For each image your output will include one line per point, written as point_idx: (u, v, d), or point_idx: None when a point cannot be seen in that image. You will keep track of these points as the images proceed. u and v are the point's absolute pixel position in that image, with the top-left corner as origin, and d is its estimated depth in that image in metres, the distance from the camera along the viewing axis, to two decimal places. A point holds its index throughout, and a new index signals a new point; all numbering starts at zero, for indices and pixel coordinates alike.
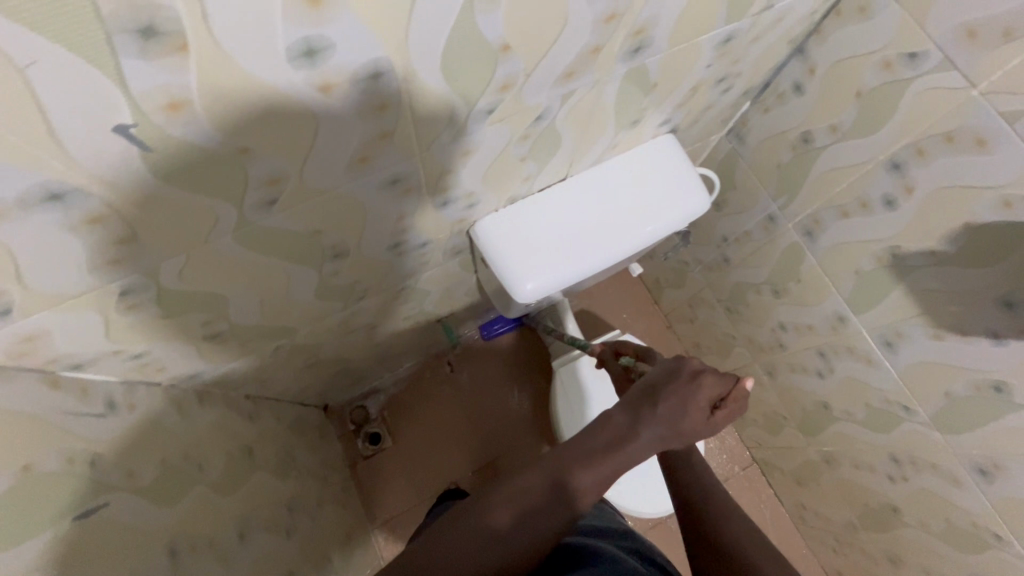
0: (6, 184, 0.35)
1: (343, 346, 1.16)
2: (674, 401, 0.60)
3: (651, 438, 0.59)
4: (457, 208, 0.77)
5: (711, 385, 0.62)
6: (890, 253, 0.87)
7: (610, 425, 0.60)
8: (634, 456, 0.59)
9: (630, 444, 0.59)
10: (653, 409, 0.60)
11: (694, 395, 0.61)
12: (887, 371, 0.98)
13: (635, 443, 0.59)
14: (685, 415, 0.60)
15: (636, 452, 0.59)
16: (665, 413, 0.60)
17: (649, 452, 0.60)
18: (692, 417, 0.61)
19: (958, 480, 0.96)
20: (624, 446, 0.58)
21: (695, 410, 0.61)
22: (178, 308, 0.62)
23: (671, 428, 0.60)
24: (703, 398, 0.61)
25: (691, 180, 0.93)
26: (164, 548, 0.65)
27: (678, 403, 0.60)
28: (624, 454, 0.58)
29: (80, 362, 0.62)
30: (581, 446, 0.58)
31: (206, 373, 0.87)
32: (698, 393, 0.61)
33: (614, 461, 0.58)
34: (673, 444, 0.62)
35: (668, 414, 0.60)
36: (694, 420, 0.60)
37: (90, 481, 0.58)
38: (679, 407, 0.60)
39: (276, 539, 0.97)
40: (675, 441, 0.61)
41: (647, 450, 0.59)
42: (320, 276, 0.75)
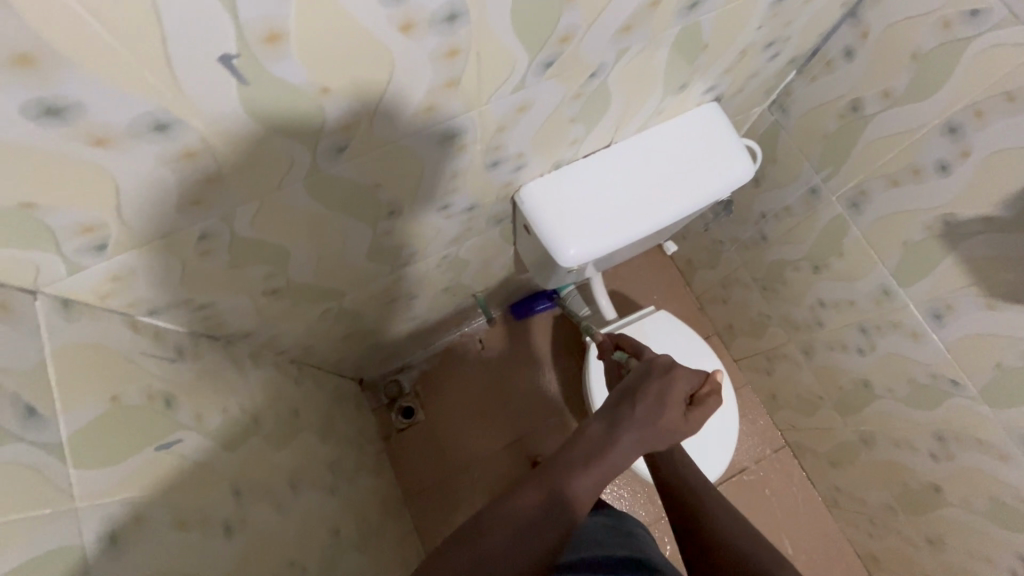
0: (121, 109, 0.37)
1: (382, 316, 1.19)
2: (651, 400, 0.67)
3: (635, 438, 0.64)
4: (506, 169, 0.78)
5: (685, 377, 0.69)
6: (942, 221, 0.85)
7: (588, 434, 0.65)
8: (620, 460, 0.63)
9: (614, 446, 0.63)
10: (630, 411, 0.66)
11: (670, 390, 0.68)
12: (933, 345, 0.97)
13: (619, 445, 0.63)
14: (663, 410, 0.67)
15: (621, 457, 0.63)
16: (641, 412, 0.66)
17: (635, 457, 0.65)
18: (672, 414, 0.67)
19: (1005, 455, 0.94)
20: (605, 453, 0.62)
21: (673, 406, 0.67)
22: (245, 258, 0.65)
23: (652, 426, 0.66)
24: (679, 392, 0.68)
25: (735, 149, 0.93)
26: (229, 487, 0.68)
27: (654, 401, 0.67)
28: (604, 459, 0.62)
29: (156, 308, 0.66)
30: (567, 458, 0.62)
31: (260, 332, 0.91)
32: (671, 390, 0.68)
33: (602, 467, 0.61)
34: (656, 446, 0.67)
35: (647, 412, 0.66)
36: (673, 416, 0.67)
37: (167, 417, 0.62)
38: (657, 403, 0.67)
39: (323, 495, 1.01)
40: (658, 439, 0.67)
41: (631, 452, 0.64)
42: (373, 236, 0.78)
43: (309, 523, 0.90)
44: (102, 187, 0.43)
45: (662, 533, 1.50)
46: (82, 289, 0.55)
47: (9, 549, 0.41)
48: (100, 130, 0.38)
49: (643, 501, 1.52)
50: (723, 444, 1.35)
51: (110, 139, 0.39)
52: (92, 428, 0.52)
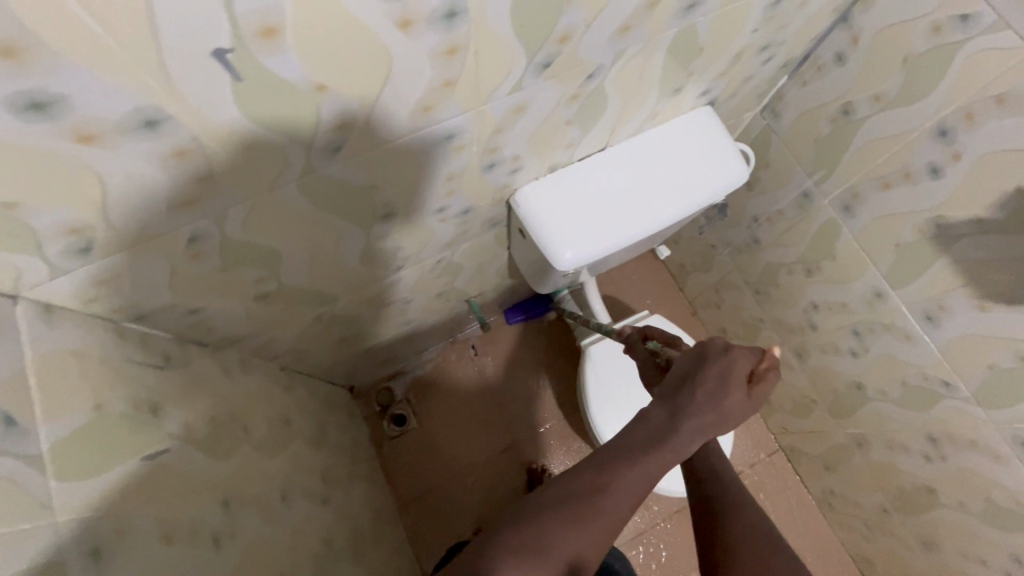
0: (110, 104, 0.36)
1: (375, 321, 1.18)
2: (711, 382, 0.62)
3: (697, 425, 0.60)
4: (502, 172, 0.77)
5: (744, 356, 0.64)
6: (933, 224, 0.86)
7: (649, 420, 0.61)
8: (681, 448, 0.59)
9: (675, 435, 0.59)
10: (691, 398, 0.61)
11: (731, 370, 0.63)
12: (925, 347, 0.97)
13: (682, 431, 0.60)
14: (726, 393, 0.62)
15: (684, 444, 0.59)
16: (704, 396, 0.61)
17: (697, 443, 0.61)
18: (734, 396, 0.62)
19: (998, 456, 0.94)
20: (666, 442, 0.59)
21: (734, 388, 0.62)
22: (236, 261, 0.64)
23: (715, 410, 0.61)
24: (739, 373, 0.63)
25: (728, 153, 0.93)
26: (217, 498, 0.66)
27: (717, 382, 0.62)
28: (665, 451, 0.58)
29: (142, 313, 0.64)
30: (620, 451, 0.58)
31: (251, 338, 0.89)
32: (732, 371, 0.63)
33: (665, 452, 0.58)
34: (718, 429, 0.63)
35: (710, 396, 0.61)
36: (737, 397, 0.62)
37: (153, 426, 0.60)
38: (720, 386, 0.62)
39: (315, 505, 0.99)
40: (720, 424, 0.62)
41: (694, 437, 0.60)
42: (367, 239, 0.76)
43: (301, 534, 0.87)
44: (88, 186, 0.42)
45: (657, 538, 1.49)
46: (65, 294, 0.53)
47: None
48: (88, 126, 0.36)
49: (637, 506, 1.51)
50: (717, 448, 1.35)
51: (97, 136, 0.38)
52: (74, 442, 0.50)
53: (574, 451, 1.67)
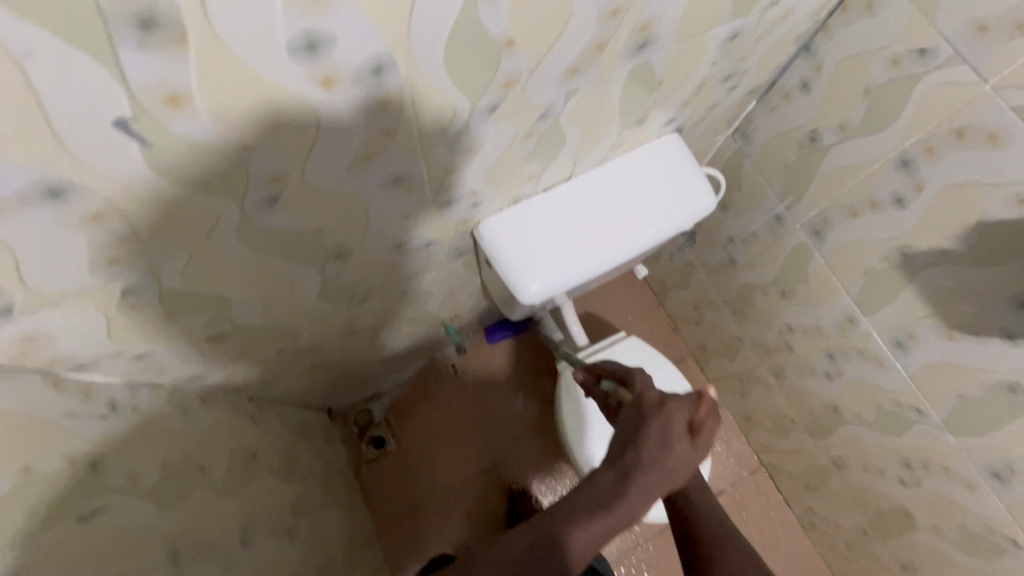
0: (6, 180, 0.34)
1: (345, 349, 1.16)
2: (650, 445, 0.60)
3: (641, 490, 0.59)
4: (462, 207, 0.76)
5: (681, 408, 0.62)
6: (900, 253, 0.86)
7: (591, 489, 0.61)
8: (630, 511, 0.59)
9: (619, 503, 0.59)
10: (630, 462, 0.60)
11: (670, 427, 0.61)
12: (897, 373, 0.97)
13: (627, 498, 0.59)
14: (670, 453, 0.60)
15: (625, 514, 0.59)
16: (647, 460, 0.60)
17: (641, 511, 0.60)
18: (676, 455, 0.60)
19: (971, 484, 0.93)
20: (610, 507, 0.59)
21: (674, 448, 0.60)
22: (179, 309, 0.62)
23: (661, 470, 0.59)
24: (677, 428, 0.61)
25: (695, 180, 0.92)
26: (164, 551, 0.64)
27: (657, 443, 0.60)
28: (609, 517, 0.59)
29: (83, 362, 0.62)
30: (563, 514, 0.60)
31: (210, 375, 0.87)
32: (670, 427, 0.61)
33: (611, 517, 0.59)
34: (670, 487, 0.61)
35: (653, 458, 0.60)
36: (679, 455, 0.60)
37: (91, 483, 0.58)
38: (661, 446, 0.60)
39: (280, 542, 0.96)
40: (671, 482, 0.61)
41: (643, 499, 0.60)
42: (323, 277, 0.75)
43: None
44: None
45: (639, 560, 1.47)
46: None
47: None
48: None
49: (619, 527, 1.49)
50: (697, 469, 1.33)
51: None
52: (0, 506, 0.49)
53: (556, 471, 1.66)
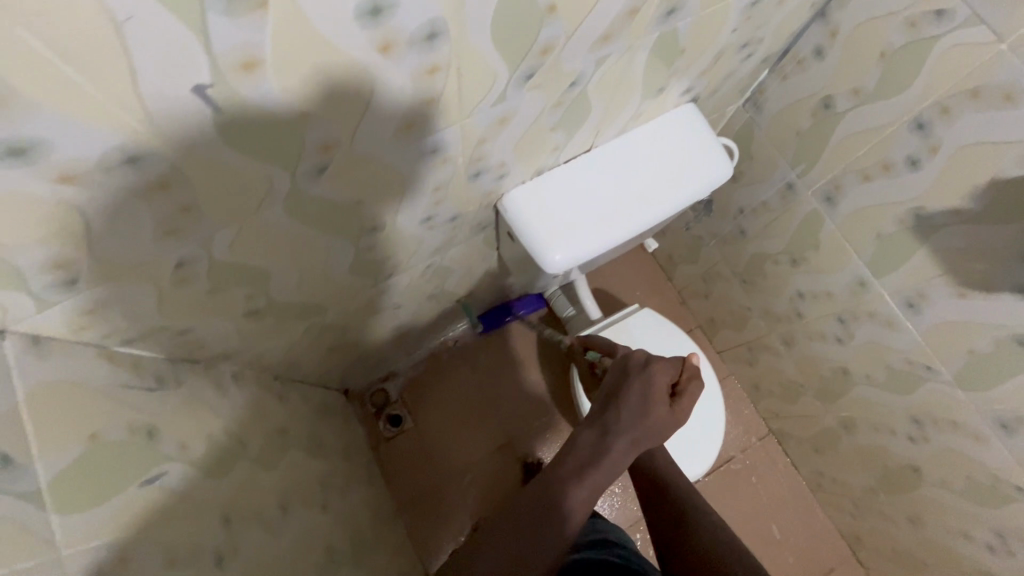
0: (90, 145, 0.36)
1: (367, 327, 1.18)
2: (633, 398, 0.79)
3: (627, 438, 0.77)
4: (489, 178, 0.77)
5: (663, 371, 0.82)
6: (914, 214, 0.88)
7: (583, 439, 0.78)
8: (618, 456, 0.77)
9: (609, 446, 0.77)
10: (618, 414, 0.79)
11: (652, 384, 0.80)
12: (909, 332, 1.00)
13: (614, 443, 0.77)
14: (649, 406, 0.79)
15: (617, 457, 0.77)
16: (628, 411, 0.79)
17: (630, 455, 0.78)
18: (656, 408, 0.79)
19: (979, 436, 0.97)
20: (606, 452, 0.76)
21: (657, 398, 0.80)
22: (224, 282, 0.63)
23: (641, 422, 0.78)
24: (658, 385, 0.80)
25: (712, 150, 0.94)
26: (218, 517, 0.67)
27: (640, 400, 0.79)
28: (604, 460, 0.76)
29: (133, 337, 0.63)
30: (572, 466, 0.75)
31: (242, 353, 0.89)
32: (652, 386, 0.80)
33: (604, 459, 0.76)
34: (649, 439, 0.79)
35: (635, 410, 0.79)
36: (658, 411, 0.79)
37: (149, 451, 0.60)
38: (642, 401, 0.79)
39: (314, 512, 0.99)
40: (649, 433, 0.79)
41: (628, 445, 0.77)
42: (356, 251, 0.76)
43: (302, 544, 0.88)
44: (70, 225, 0.41)
45: None
46: (52, 326, 0.53)
47: None
48: (68, 168, 0.36)
49: (634, 496, 1.54)
50: (711, 426, 1.36)
51: (78, 177, 0.37)
52: (72, 472, 0.50)
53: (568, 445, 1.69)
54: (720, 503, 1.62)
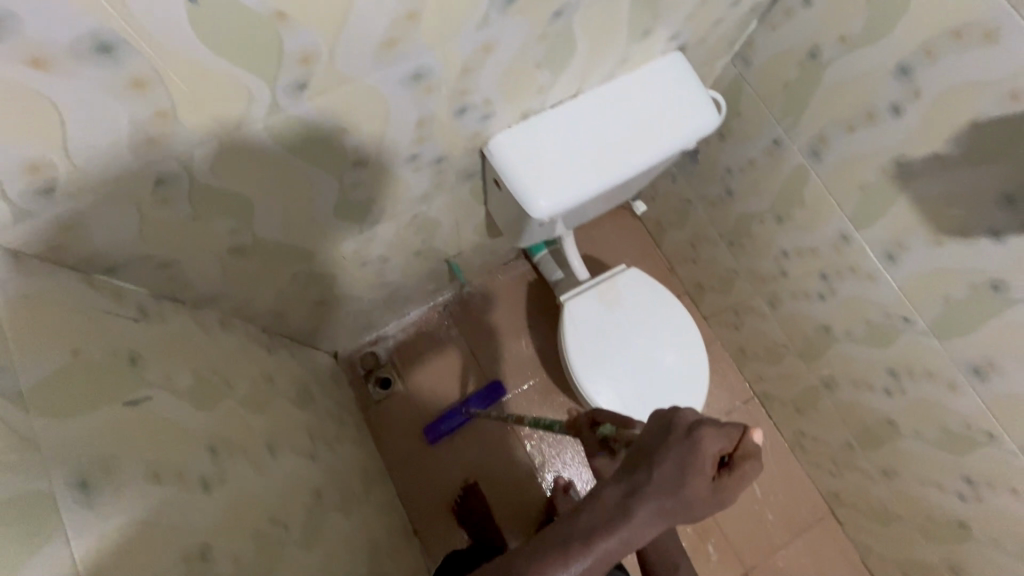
0: (61, 25, 0.37)
1: (355, 281, 1.18)
2: (673, 464, 0.62)
3: (656, 507, 0.61)
4: (474, 117, 0.77)
5: (713, 439, 0.63)
6: (895, 163, 0.89)
7: (602, 501, 0.63)
8: (640, 528, 0.60)
9: (632, 514, 0.60)
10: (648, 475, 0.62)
11: (698, 454, 0.62)
12: (888, 284, 1.02)
13: (639, 511, 0.60)
14: (689, 478, 0.61)
15: (641, 527, 0.60)
16: (660, 475, 0.62)
17: (655, 526, 0.61)
18: (698, 479, 0.62)
19: (953, 384, 0.99)
20: (626, 519, 0.60)
21: (702, 468, 0.62)
22: (205, 210, 0.63)
23: (677, 493, 0.61)
24: (706, 454, 0.62)
25: (699, 99, 0.94)
26: (203, 447, 0.68)
27: (678, 468, 0.62)
28: (624, 530, 0.60)
29: (113, 265, 0.63)
30: (577, 525, 0.61)
31: (228, 296, 0.89)
32: (698, 455, 0.62)
33: (619, 535, 0.59)
34: (679, 518, 0.62)
35: (671, 478, 0.62)
36: (701, 480, 0.61)
37: (131, 375, 0.60)
38: (682, 468, 0.62)
39: (302, 458, 1.01)
40: (682, 510, 0.62)
41: (653, 520, 0.61)
42: (340, 190, 0.76)
43: (291, 485, 0.89)
44: (46, 118, 0.42)
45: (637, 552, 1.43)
46: (31, 241, 0.53)
47: None
48: (37, 48, 0.37)
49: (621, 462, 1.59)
50: (695, 384, 1.30)
51: (49, 61, 0.38)
52: (55, 380, 0.51)
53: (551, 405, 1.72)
54: None
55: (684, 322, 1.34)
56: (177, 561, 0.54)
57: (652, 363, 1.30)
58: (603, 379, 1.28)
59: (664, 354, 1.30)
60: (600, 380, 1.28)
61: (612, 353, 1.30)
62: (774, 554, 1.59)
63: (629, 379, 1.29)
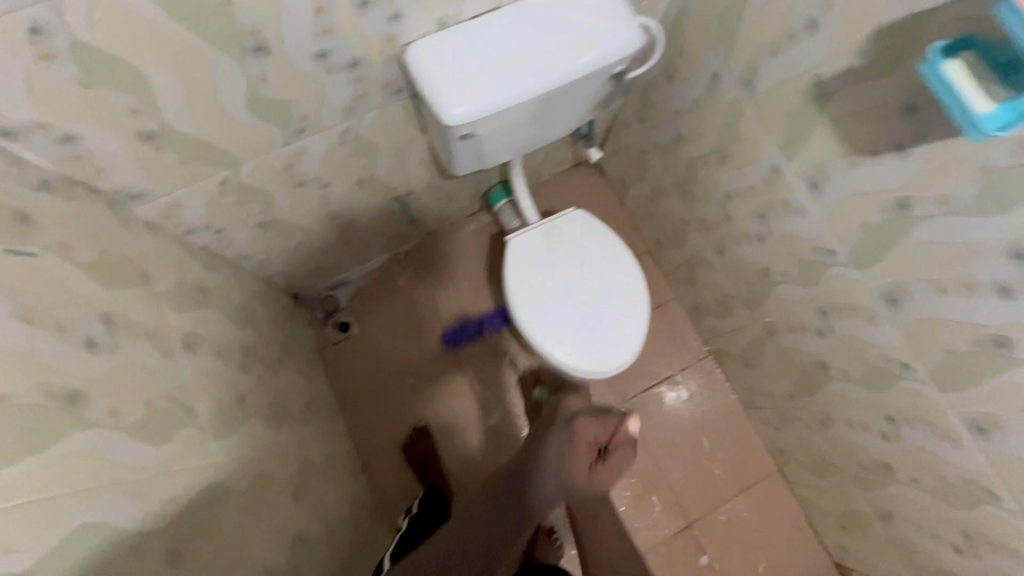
0: None
1: (296, 207, 1.20)
2: (558, 444, 0.97)
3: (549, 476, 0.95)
4: (381, 14, 0.79)
5: (587, 426, 0.99)
6: (814, 84, 0.89)
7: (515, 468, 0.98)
8: (536, 487, 0.94)
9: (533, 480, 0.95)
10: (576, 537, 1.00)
11: (578, 436, 0.98)
12: (814, 216, 1.01)
13: (538, 480, 0.94)
14: (570, 454, 0.96)
15: (536, 486, 0.94)
16: (552, 453, 0.97)
17: (551, 488, 0.95)
18: (578, 458, 0.97)
19: (872, 317, 0.99)
20: (528, 480, 0.95)
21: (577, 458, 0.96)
22: (98, 78, 0.66)
23: (560, 464, 0.96)
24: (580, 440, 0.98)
25: (624, 13, 0.93)
26: (95, 314, 0.70)
27: (562, 447, 0.97)
28: (525, 490, 0.93)
29: (11, 129, 0.66)
30: (500, 491, 0.95)
31: (151, 196, 0.91)
32: (577, 435, 0.98)
33: (524, 501, 0.92)
34: (566, 479, 0.96)
35: (559, 455, 0.96)
36: (579, 458, 0.96)
37: (15, 228, 0.63)
38: (566, 448, 0.97)
39: (228, 365, 1.03)
40: (567, 477, 0.96)
41: (547, 482, 0.95)
42: (247, 81, 0.78)
43: (207, 380, 0.92)
44: None
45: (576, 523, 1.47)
46: None
47: None
48: None
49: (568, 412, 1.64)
50: (631, 338, 1.30)
51: None
52: None
53: (508, 366, 1.71)
54: (654, 417, 1.67)
55: (629, 275, 1.33)
56: (42, 393, 0.56)
57: (589, 310, 1.30)
58: (539, 320, 1.30)
59: (603, 306, 1.31)
60: (538, 321, 1.30)
61: (553, 295, 1.31)
62: (719, 509, 1.60)
63: (566, 323, 1.29)
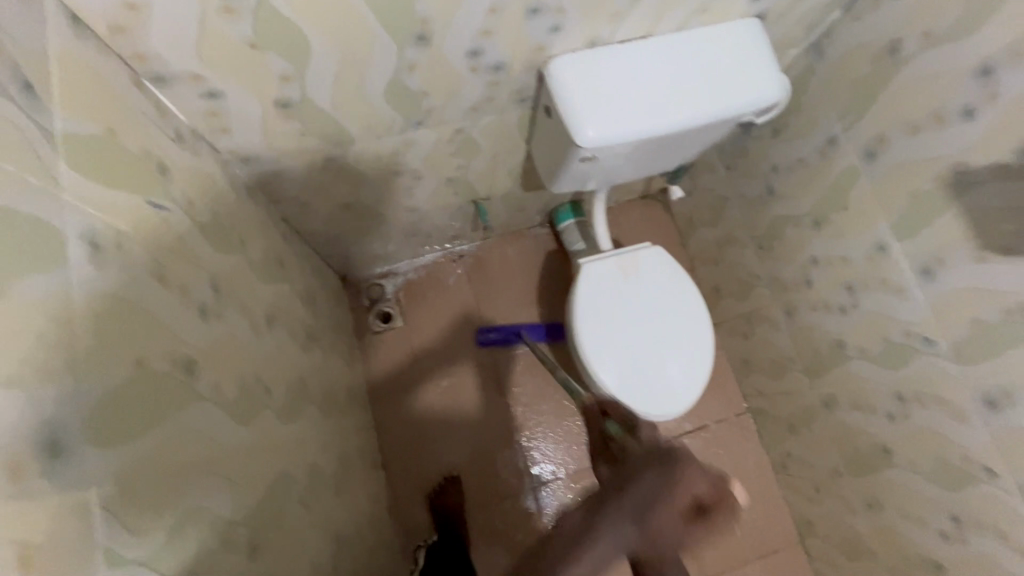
0: None
1: (380, 194, 1.17)
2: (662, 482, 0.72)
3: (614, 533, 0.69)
4: (543, 24, 0.77)
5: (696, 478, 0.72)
6: (954, 171, 0.87)
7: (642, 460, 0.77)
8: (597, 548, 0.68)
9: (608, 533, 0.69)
10: (620, 501, 0.71)
11: (678, 490, 0.71)
12: (916, 302, 0.99)
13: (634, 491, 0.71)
14: (655, 513, 0.70)
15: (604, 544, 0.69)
16: (638, 499, 0.70)
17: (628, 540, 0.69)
18: (666, 512, 0.70)
19: (961, 414, 0.96)
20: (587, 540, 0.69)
21: (670, 502, 0.70)
22: (266, 40, 0.63)
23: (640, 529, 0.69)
24: (685, 490, 0.71)
25: (769, 64, 0.91)
26: (208, 280, 0.68)
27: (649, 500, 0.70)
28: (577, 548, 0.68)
29: (162, 74, 0.63)
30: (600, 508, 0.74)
31: (260, 161, 0.88)
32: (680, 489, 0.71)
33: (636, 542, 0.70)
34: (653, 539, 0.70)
35: (635, 509, 0.70)
36: (668, 512, 0.70)
37: (157, 180, 0.60)
38: (649, 500, 0.70)
39: (295, 345, 1.00)
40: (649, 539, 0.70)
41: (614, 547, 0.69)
42: (396, 67, 0.76)
43: (279, 358, 0.88)
44: None
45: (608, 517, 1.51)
46: (92, 8, 0.53)
47: (24, 194, 0.40)
48: None
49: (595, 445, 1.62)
50: (689, 390, 1.27)
51: None
52: (92, 145, 0.50)
53: (545, 396, 1.67)
54: None
55: (697, 323, 1.31)
56: (164, 362, 0.52)
57: (653, 354, 1.27)
58: (602, 352, 1.26)
59: (663, 348, 1.28)
60: (600, 352, 1.26)
61: (617, 325, 1.28)
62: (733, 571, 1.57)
63: (629, 360, 1.26)
